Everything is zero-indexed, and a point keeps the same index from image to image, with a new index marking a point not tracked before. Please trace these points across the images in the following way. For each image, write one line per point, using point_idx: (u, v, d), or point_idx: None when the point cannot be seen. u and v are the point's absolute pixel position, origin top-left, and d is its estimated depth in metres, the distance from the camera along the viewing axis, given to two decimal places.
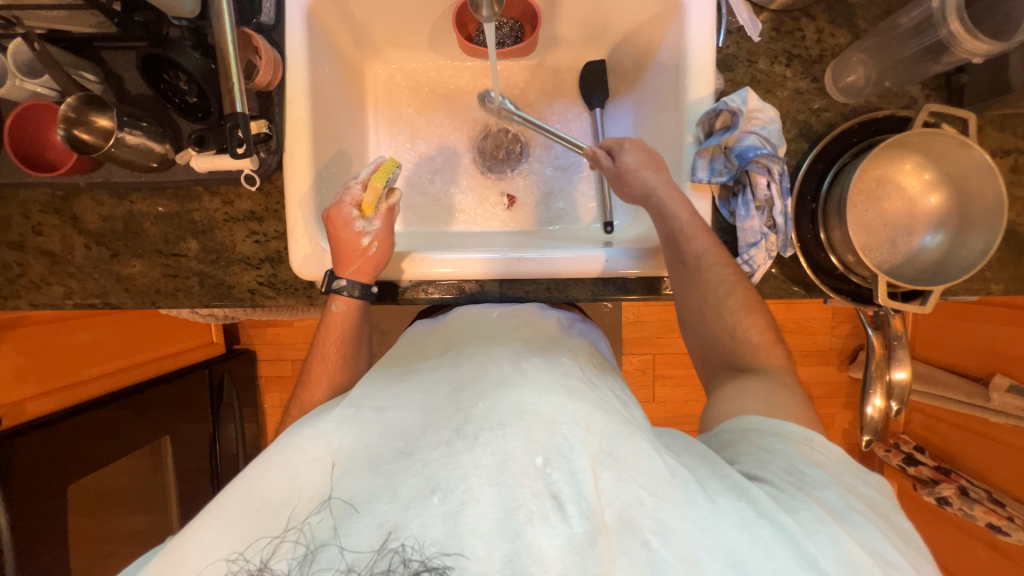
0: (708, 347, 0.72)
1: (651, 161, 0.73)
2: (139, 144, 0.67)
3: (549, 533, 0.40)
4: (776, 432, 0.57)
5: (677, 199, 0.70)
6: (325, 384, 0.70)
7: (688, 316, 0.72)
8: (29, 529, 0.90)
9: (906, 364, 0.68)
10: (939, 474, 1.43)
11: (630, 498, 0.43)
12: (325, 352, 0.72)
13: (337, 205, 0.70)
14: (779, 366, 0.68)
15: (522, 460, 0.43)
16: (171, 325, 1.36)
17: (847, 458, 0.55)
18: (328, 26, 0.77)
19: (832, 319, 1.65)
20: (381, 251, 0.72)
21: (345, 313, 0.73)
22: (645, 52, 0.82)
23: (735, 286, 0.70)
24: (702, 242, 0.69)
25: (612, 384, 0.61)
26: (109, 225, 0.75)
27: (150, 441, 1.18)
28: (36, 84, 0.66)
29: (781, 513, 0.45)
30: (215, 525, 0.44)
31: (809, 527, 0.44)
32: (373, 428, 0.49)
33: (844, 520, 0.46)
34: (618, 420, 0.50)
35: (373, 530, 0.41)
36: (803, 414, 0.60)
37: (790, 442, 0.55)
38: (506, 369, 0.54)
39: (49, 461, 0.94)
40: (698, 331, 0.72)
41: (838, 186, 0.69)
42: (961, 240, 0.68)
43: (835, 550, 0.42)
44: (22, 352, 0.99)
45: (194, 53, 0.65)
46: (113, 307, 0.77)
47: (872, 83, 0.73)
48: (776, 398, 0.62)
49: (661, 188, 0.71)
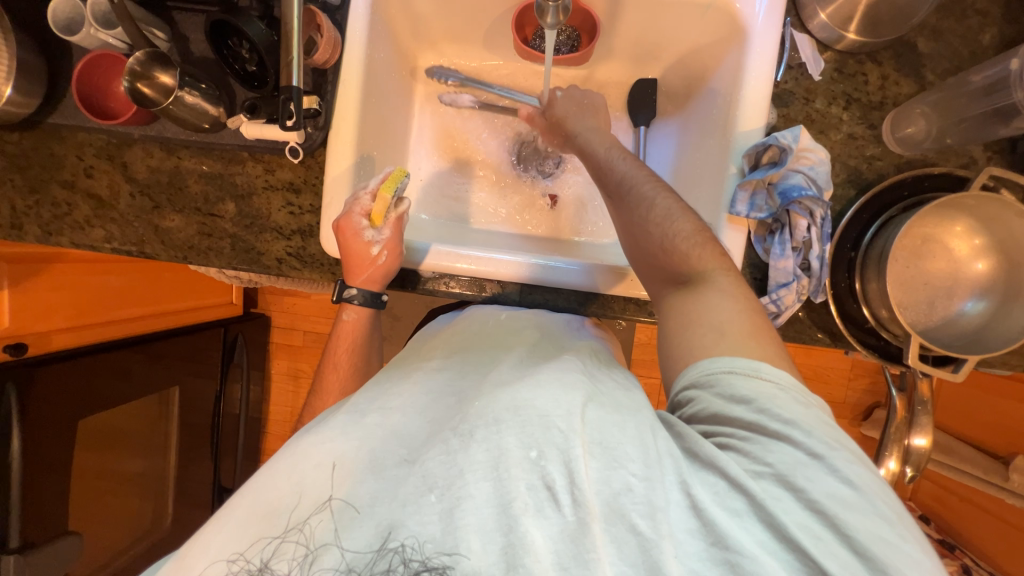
0: (647, 264, 0.64)
1: (580, 109, 0.82)
2: (195, 104, 0.69)
3: (543, 524, 0.41)
4: (732, 368, 0.49)
5: (598, 135, 0.77)
6: (336, 391, 0.76)
7: (628, 240, 0.66)
8: (38, 458, 0.93)
9: (927, 431, 0.66)
10: (942, 548, 1.38)
11: (619, 485, 0.43)
12: (337, 362, 0.78)
13: (348, 215, 0.71)
14: (727, 273, 0.59)
15: (517, 453, 0.44)
16: (195, 281, 1.39)
17: (794, 379, 0.49)
18: (390, 13, 0.79)
19: (850, 371, 1.61)
20: (391, 258, 0.74)
21: (356, 321, 0.78)
22: (699, 76, 0.81)
23: (661, 196, 0.64)
24: (625, 164, 0.70)
25: (617, 374, 0.60)
26: (155, 178, 0.78)
27: (159, 390, 1.21)
28: (109, 36, 0.68)
29: (749, 479, 0.43)
30: (224, 531, 0.44)
31: (777, 493, 0.42)
32: (373, 431, 0.49)
33: (813, 466, 0.43)
34: (607, 407, 0.49)
35: (372, 529, 0.42)
36: (752, 336, 0.52)
37: (740, 376, 0.48)
38: (506, 375, 0.54)
39: (63, 396, 0.98)
40: (638, 255, 0.65)
41: (882, 238, 0.66)
42: (1005, 311, 0.65)
43: (803, 511, 0.41)
44: (54, 287, 1.04)
45: (260, 24, 0.67)
46: (148, 256, 0.80)
47: (932, 136, 0.70)
48: (720, 318, 0.53)
49: (583, 129, 0.78)
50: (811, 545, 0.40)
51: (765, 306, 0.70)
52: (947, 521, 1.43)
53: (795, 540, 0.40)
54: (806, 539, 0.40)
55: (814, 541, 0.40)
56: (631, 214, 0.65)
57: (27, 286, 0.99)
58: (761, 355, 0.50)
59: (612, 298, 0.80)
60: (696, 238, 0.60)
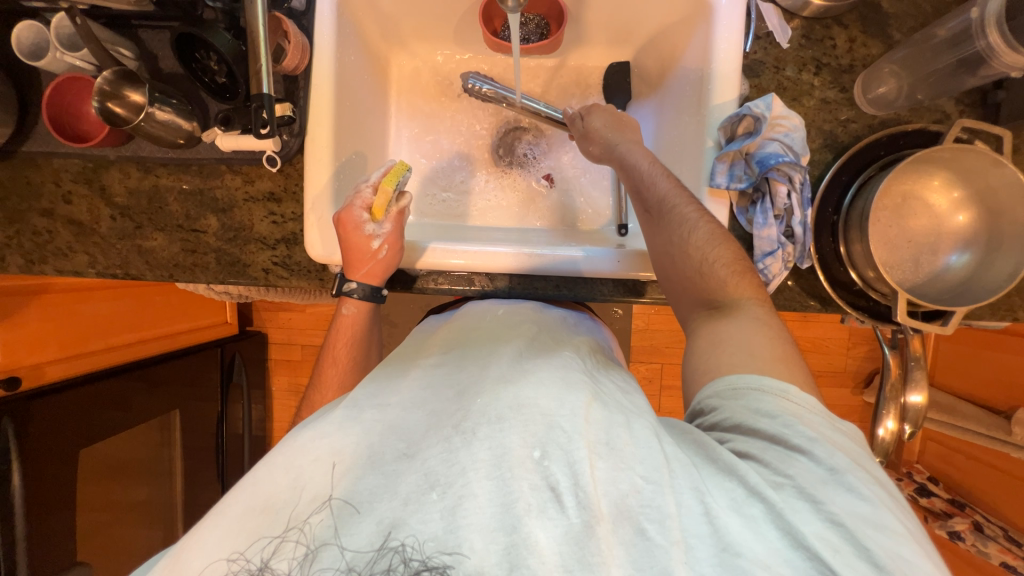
0: (677, 288, 0.66)
1: (616, 122, 0.79)
2: (167, 121, 0.68)
3: (546, 525, 0.41)
4: (762, 387, 0.52)
5: (638, 151, 0.75)
6: (335, 385, 0.75)
7: (660, 263, 0.68)
8: (37, 489, 0.93)
9: (922, 388, 0.66)
10: (952, 507, 1.40)
11: (626, 487, 0.43)
12: (336, 356, 0.76)
13: (348, 208, 0.72)
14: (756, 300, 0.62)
15: (520, 453, 0.44)
16: (187, 302, 1.38)
17: (822, 406, 0.52)
18: (357, 15, 0.79)
19: (848, 340, 1.61)
20: (391, 253, 0.74)
21: (356, 315, 0.77)
22: (670, 55, 0.82)
23: (699, 222, 0.66)
24: (665, 184, 0.70)
25: (615, 376, 0.60)
26: (134, 198, 0.78)
27: (159, 415, 1.20)
28: (75, 58, 0.67)
29: (768, 489, 0.44)
30: (219, 526, 0.44)
31: (795, 504, 0.44)
32: (374, 428, 0.49)
33: (833, 484, 0.44)
34: (611, 407, 0.49)
35: (373, 528, 0.41)
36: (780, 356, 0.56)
37: (769, 395, 0.51)
38: (505, 368, 0.54)
39: (60, 425, 0.97)
40: (668, 276, 0.68)
41: (862, 200, 0.67)
42: (989, 261, 0.66)
43: (823, 523, 0.42)
44: (44, 318, 1.03)
45: (226, 34, 0.66)
46: (134, 278, 0.80)
47: (904, 94, 0.71)
48: (750, 341, 0.57)
49: (622, 144, 0.76)
50: (830, 557, 0.40)
51: None
52: (955, 481, 1.45)
53: (814, 549, 0.41)
54: (825, 551, 0.41)
55: (833, 554, 0.41)
56: (670, 236, 0.66)
57: (15, 319, 0.98)
58: (792, 380, 0.53)
59: (602, 282, 0.80)
60: (734, 267, 0.63)
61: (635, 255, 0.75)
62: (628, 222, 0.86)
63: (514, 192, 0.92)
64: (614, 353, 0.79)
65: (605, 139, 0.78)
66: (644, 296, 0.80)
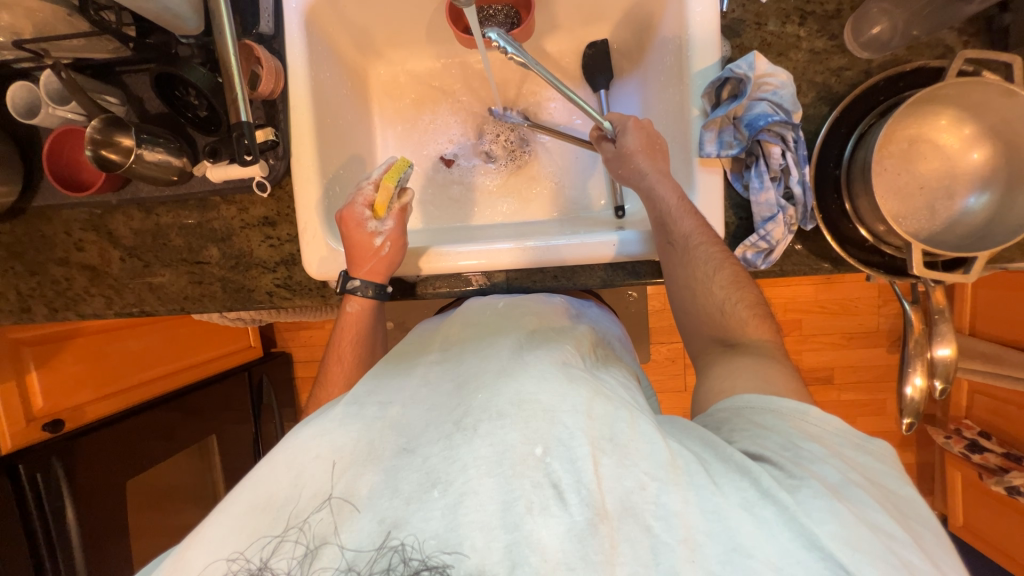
0: (694, 323, 0.68)
1: (652, 144, 0.72)
2: (158, 161, 0.70)
3: (548, 523, 0.41)
4: (772, 408, 0.53)
5: (667, 183, 0.69)
6: (341, 382, 0.73)
7: (677, 293, 0.68)
8: (92, 522, 0.99)
9: (950, 341, 0.64)
10: (1008, 462, 1.33)
11: (631, 484, 0.42)
12: (341, 353, 0.75)
13: (350, 205, 0.73)
14: (769, 340, 0.64)
15: (522, 450, 0.43)
16: (210, 331, 1.41)
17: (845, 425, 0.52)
18: (326, 31, 0.79)
19: (879, 297, 1.54)
20: (393, 251, 0.74)
21: (360, 312, 0.76)
22: (646, 27, 0.79)
23: (723, 262, 0.66)
24: (690, 222, 0.67)
25: (614, 374, 0.59)
26: (140, 238, 0.81)
27: (197, 441, 1.25)
28: (66, 112, 0.70)
29: (782, 491, 0.43)
30: (222, 527, 0.45)
31: (809, 504, 0.42)
32: (373, 424, 0.49)
33: (848, 494, 0.44)
34: (617, 403, 0.48)
35: (374, 527, 0.42)
36: (793, 388, 0.57)
37: (790, 416, 0.52)
38: (505, 361, 0.54)
39: (105, 460, 1.03)
40: (686, 311, 0.68)
41: (863, 149, 0.63)
42: (1010, 199, 0.61)
43: (842, 525, 0.40)
44: (78, 361, 1.09)
45: (201, 69, 0.68)
46: (149, 314, 0.83)
47: (899, 33, 0.66)
48: (766, 373, 0.58)
49: (653, 173, 0.70)
50: (846, 558, 0.39)
51: (756, 243, 0.68)
52: (1009, 434, 1.37)
53: (829, 550, 0.39)
54: (842, 552, 0.39)
55: (851, 554, 0.39)
56: (696, 274, 0.65)
57: (53, 365, 1.05)
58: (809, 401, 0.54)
59: (598, 267, 0.79)
60: (739, 295, 0.65)
61: (635, 236, 0.74)
62: (624, 203, 0.85)
63: (506, 190, 0.91)
64: (622, 349, 0.79)
65: (637, 164, 0.71)
66: (647, 278, 0.78)
